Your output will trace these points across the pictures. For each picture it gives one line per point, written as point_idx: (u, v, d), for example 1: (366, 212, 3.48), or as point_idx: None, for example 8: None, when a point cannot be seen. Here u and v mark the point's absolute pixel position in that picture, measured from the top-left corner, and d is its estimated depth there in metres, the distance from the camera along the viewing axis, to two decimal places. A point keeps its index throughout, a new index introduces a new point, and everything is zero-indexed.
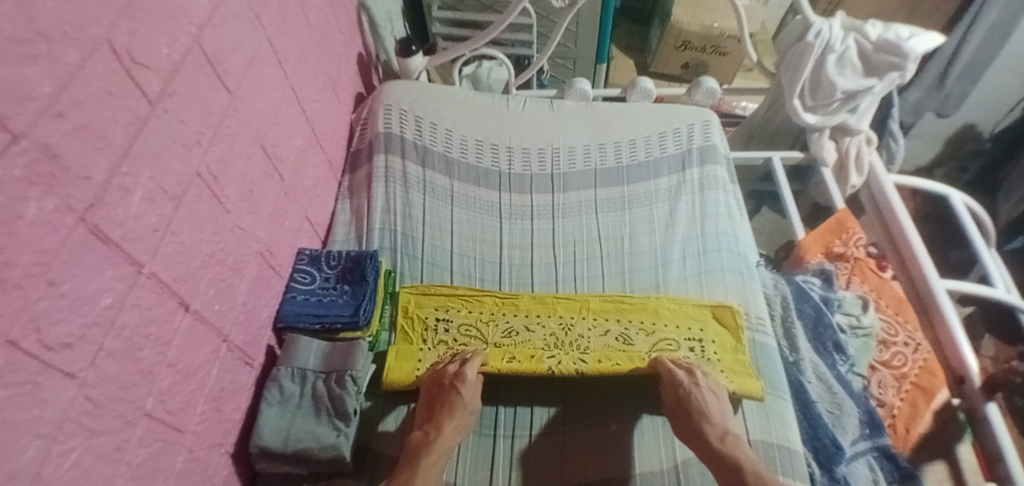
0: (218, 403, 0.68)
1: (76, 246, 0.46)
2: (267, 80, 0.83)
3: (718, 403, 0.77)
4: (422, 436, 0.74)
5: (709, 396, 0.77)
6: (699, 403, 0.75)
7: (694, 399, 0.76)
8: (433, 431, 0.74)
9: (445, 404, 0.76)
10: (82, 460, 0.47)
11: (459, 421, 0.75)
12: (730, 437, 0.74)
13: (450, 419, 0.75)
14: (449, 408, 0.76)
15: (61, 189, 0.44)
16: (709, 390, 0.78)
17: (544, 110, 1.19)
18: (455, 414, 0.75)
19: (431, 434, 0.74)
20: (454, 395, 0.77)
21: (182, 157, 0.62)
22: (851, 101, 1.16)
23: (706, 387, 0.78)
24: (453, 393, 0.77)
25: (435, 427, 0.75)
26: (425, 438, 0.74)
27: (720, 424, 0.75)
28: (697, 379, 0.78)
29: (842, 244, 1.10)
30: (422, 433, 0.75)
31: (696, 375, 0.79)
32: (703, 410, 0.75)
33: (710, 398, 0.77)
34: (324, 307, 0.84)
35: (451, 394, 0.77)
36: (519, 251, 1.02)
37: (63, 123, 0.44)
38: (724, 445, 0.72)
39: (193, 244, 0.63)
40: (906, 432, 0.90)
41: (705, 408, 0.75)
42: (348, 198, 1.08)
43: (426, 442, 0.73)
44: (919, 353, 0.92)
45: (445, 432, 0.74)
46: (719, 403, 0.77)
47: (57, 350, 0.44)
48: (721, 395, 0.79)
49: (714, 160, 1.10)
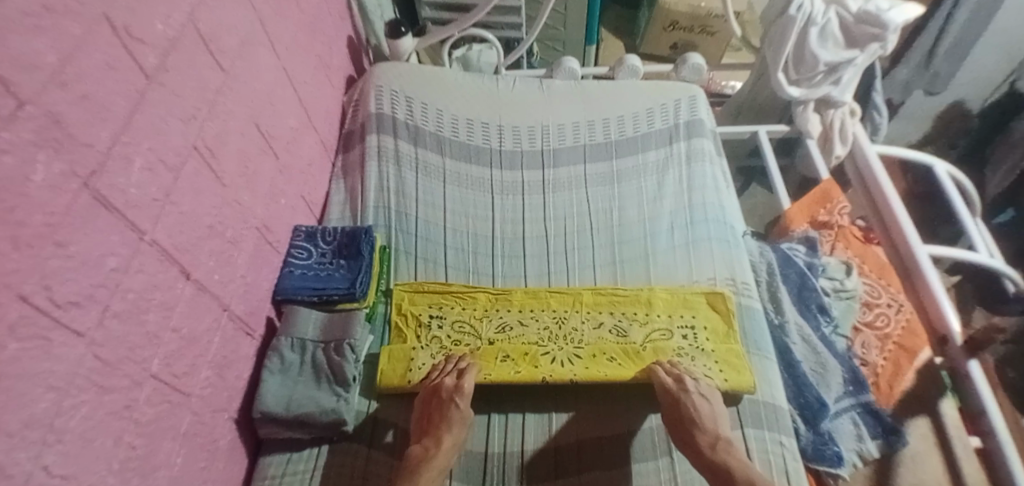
0: (221, 370, 0.71)
1: (82, 210, 0.48)
2: (260, 61, 0.84)
3: (709, 407, 0.76)
4: (421, 450, 0.72)
5: (701, 402, 0.75)
6: (690, 410, 0.74)
7: (684, 407, 0.74)
8: (433, 445, 0.72)
9: (443, 419, 0.75)
10: (93, 414, 0.49)
11: (458, 435, 0.74)
12: (721, 443, 0.72)
13: (448, 433, 0.73)
14: (447, 422, 0.74)
15: (66, 154, 0.46)
16: (698, 395, 0.76)
17: (533, 89, 1.20)
18: (453, 428, 0.74)
19: (430, 449, 0.72)
20: (452, 409, 0.75)
21: (179, 131, 0.63)
22: (834, 73, 1.18)
23: (694, 391, 0.76)
24: (452, 407, 0.75)
25: (433, 441, 0.73)
26: (425, 453, 0.72)
27: (711, 430, 0.73)
28: (685, 385, 0.76)
29: (827, 213, 1.13)
30: (422, 446, 0.73)
31: (684, 381, 0.77)
32: (694, 418, 0.74)
33: (700, 404, 0.75)
34: (321, 281, 0.87)
35: (450, 409, 0.75)
36: (512, 226, 1.04)
37: (67, 93, 0.46)
38: (715, 453, 0.71)
39: (193, 215, 0.65)
40: (889, 390, 0.92)
41: (695, 414, 0.74)
42: (341, 178, 1.10)
43: (424, 458, 0.71)
44: (901, 313, 0.96)
45: (444, 448, 0.72)
46: (710, 408, 0.76)
47: (66, 308, 0.46)
48: (713, 399, 0.77)
49: (700, 134, 1.12)
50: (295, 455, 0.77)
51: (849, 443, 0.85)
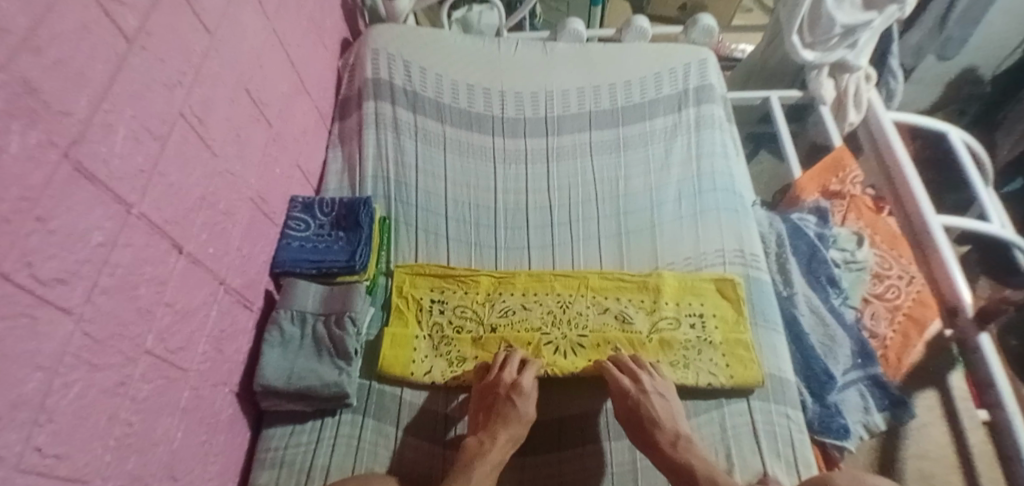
0: (219, 344, 0.70)
1: (62, 183, 0.45)
2: (248, 22, 0.80)
3: (667, 406, 0.74)
4: (476, 443, 0.70)
5: (659, 400, 0.73)
6: (649, 411, 0.72)
7: (644, 408, 0.72)
8: (488, 440, 0.70)
9: (500, 414, 0.73)
10: (85, 392, 0.48)
11: (515, 432, 0.71)
12: (682, 441, 0.70)
13: (505, 428, 0.71)
14: (504, 418, 0.72)
15: (43, 123, 0.43)
16: (656, 394, 0.74)
17: (536, 52, 1.16)
18: (510, 425, 0.72)
19: (485, 443, 0.70)
20: (510, 407, 0.73)
21: (163, 98, 0.60)
22: (850, 36, 1.13)
23: (653, 391, 0.74)
24: (509, 404, 0.73)
25: (488, 436, 0.70)
26: (479, 447, 0.69)
27: (671, 428, 0.71)
28: (643, 386, 0.74)
29: (839, 182, 1.10)
30: (477, 440, 0.71)
31: (642, 381, 0.75)
32: (654, 417, 0.72)
33: (659, 403, 0.73)
34: (319, 253, 0.85)
35: (507, 406, 0.73)
36: (514, 196, 1.01)
37: (40, 59, 0.43)
38: (676, 451, 0.69)
39: (182, 187, 0.63)
40: (898, 362, 0.91)
41: (654, 413, 0.72)
42: (339, 146, 1.07)
43: (479, 451, 0.69)
44: (911, 286, 0.93)
45: (500, 442, 0.70)
46: (667, 405, 0.74)
47: (51, 285, 0.44)
48: (670, 396, 0.75)
49: (711, 100, 1.08)
50: (298, 427, 0.77)
51: (855, 415, 0.85)
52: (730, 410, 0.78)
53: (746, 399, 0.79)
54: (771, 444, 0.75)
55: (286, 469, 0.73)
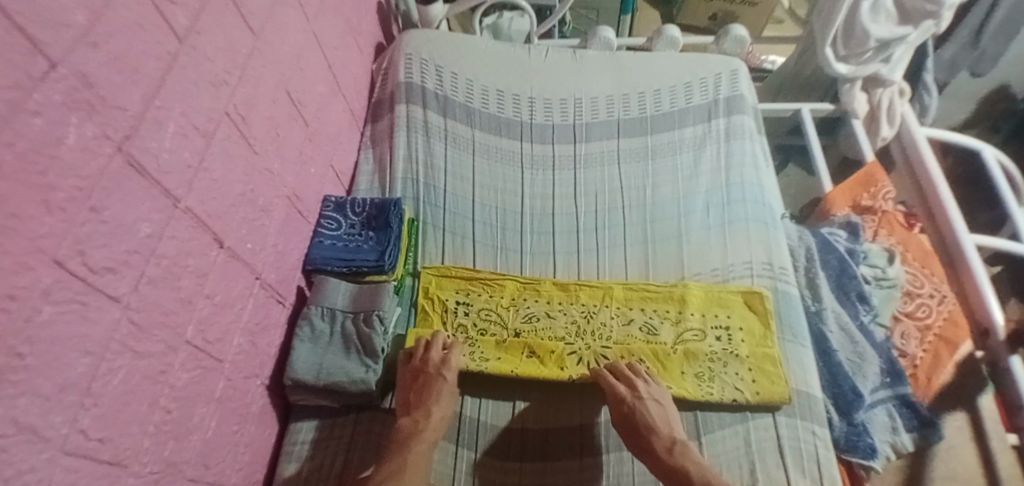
0: (253, 337, 0.72)
1: (115, 175, 0.47)
2: (288, 24, 0.82)
3: (663, 411, 0.74)
4: (411, 423, 0.72)
5: (653, 407, 0.73)
6: (644, 417, 0.72)
7: (638, 414, 0.72)
8: (422, 419, 0.72)
9: (430, 391, 0.75)
10: (129, 379, 0.50)
11: (445, 408, 0.74)
12: (677, 446, 0.70)
13: (437, 405, 0.74)
14: (435, 395, 0.75)
15: (98, 117, 0.45)
16: (651, 400, 0.74)
17: (566, 59, 1.16)
18: (441, 402, 0.75)
19: (420, 422, 0.72)
20: (439, 381, 0.75)
21: (210, 96, 0.62)
22: (885, 50, 1.11)
23: (648, 396, 0.74)
24: (439, 379, 0.75)
25: (423, 415, 0.73)
26: (414, 426, 0.72)
27: (667, 434, 0.72)
28: (639, 392, 0.74)
29: (870, 198, 1.08)
30: (411, 419, 0.73)
31: (637, 387, 0.75)
32: (649, 423, 0.72)
33: (654, 409, 0.73)
34: (350, 252, 0.87)
35: (437, 382, 0.75)
36: (541, 201, 1.02)
37: (97, 54, 0.45)
38: (672, 456, 0.69)
39: (224, 182, 0.65)
40: (927, 382, 0.89)
41: (650, 420, 0.72)
42: (370, 147, 1.09)
43: (415, 431, 0.71)
44: (943, 305, 0.91)
45: (434, 419, 0.73)
46: (663, 411, 0.74)
47: (102, 273, 0.46)
48: (664, 401, 0.75)
49: (741, 110, 1.07)
50: (326, 422, 0.78)
51: (883, 435, 0.83)
52: (756, 425, 0.77)
53: (772, 414, 0.78)
54: (797, 460, 0.74)
55: (315, 463, 0.74)
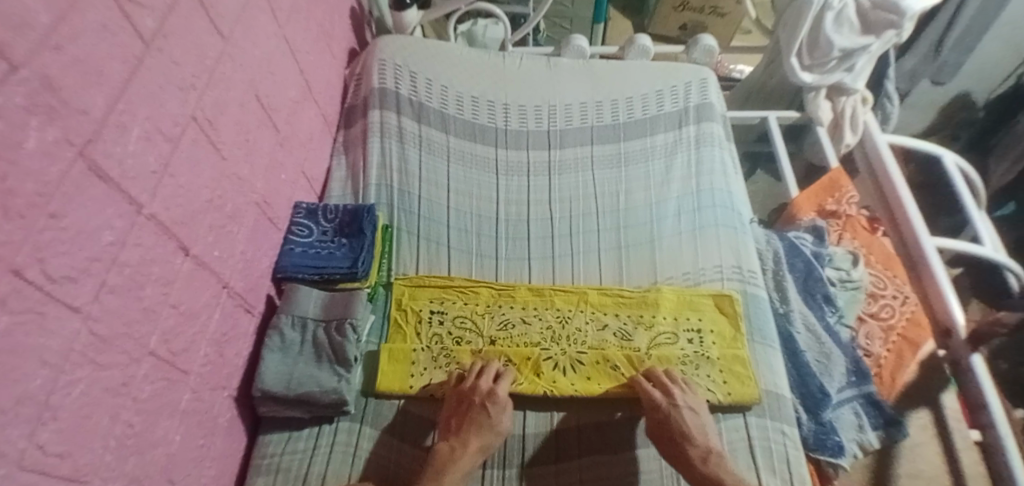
0: (220, 347, 0.70)
1: (77, 179, 0.46)
2: (260, 28, 0.81)
3: (698, 420, 0.74)
4: (448, 448, 0.72)
5: (690, 415, 0.74)
6: (680, 425, 0.73)
7: (674, 422, 0.73)
8: (459, 446, 0.72)
9: (472, 421, 0.74)
10: (89, 391, 0.48)
11: (485, 440, 0.73)
12: (712, 457, 0.71)
13: (476, 436, 0.73)
14: (477, 426, 0.73)
15: (60, 120, 0.44)
16: (687, 408, 0.74)
17: (541, 67, 1.17)
18: (482, 433, 0.73)
19: (457, 449, 0.71)
20: (484, 415, 0.74)
21: (177, 100, 0.61)
22: (848, 60, 1.15)
23: (685, 405, 0.74)
24: (483, 412, 0.74)
25: (460, 442, 0.72)
26: (451, 453, 0.71)
27: (702, 444, 0.72)
28: (675, 399, 0.75)
29: (835, 202, 1.12)
30: (448, 445, 0.72)
31: (674, 395, 0.75)
32: (685, 432, 0.72)
33: (690, 418, 0.74)
34: (322, 259, 0.86)
35: (479, 413, 0.74)
36: (516, 207, 1.02)
37: (61, 56, 0.44)
38: (707, 466, 0.70)
39: (190, 188, 0.63)
40: (892, 381, 0.92)
41: (686, 428, 0.72)
42: (343, 153, 1.08)
43: (449, 459, 0.71)
44: (906, 306, 0.96)
45: (472, 449, 0.72)
46: (699, 420, 0.75)
47: (60, 282, 0.44)
48: (701, 411, 0.76)
49: (710, 118, 1.10)
50: (294, 434, 0.76)
51: (849, 433, 0.86)
52: (728, 425, 0.79)
53: (743, 415, 0.79)
54: (768, 460, 0.75)
55: (282, 475, 0.73)
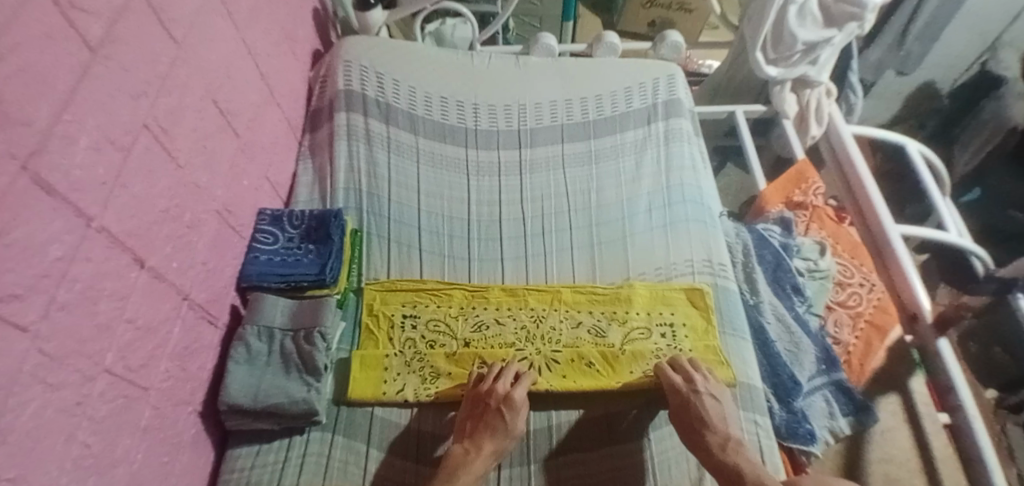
0: (182, 361, 0.68)
1: (22, 193, 0.43)
2: (217, 32, 0.79)
3: (719, 408, 0.75)
4: (462, 451, 0.72)
5: (710, 402, 0.74)
6: (700, 411, 0.73)
7: (694, 406, 0.73)
8: (473, 449, 0.71)
9: (487, 424, 0.73)
10: (41, 413, 0.46)
11: (499, 443, 0.73)
12: (731, 443, 0.72)
13: (491, 439, 0.72)
14: (491, 429, 0.73)
15: (2, 133, 0.41)
16: (709, 395, 0.75)
17: (510, 65, 1.17)
18: (498, 435, 0.73)
19: (470, 452, 0.71)
20: (498, 419, 0.73)
21: (128, 108, 0.59)
22: (812, 53, 1.17)
23: (705, 391, 0.75)
24: (498, 416, 0.74)
25: (474, 445, 0.72)
26: (464, 455, 0.71)
27: (722, 431, 0.73)
28: (695, 386, 0.75)
29: (802, 194, 1.13)
30: (462, 447, 0.72)
31: (694, 381, 0.76)
32: (705, 418, 0.73)
33: (710, 404, 0.74)
34: (289, 266, 0.84)
35: (495, 417, 0.74)
36: (487, 208, 1.01)
37: (2, 65, 0.41)
38: (725, 453, 0.71)
39: (145, 199, 0.61)
40: (860, 367, 0.95)
41: (706, 415, 0.73)
42: (309, 158, 1.06)
43: (463, 461, 0.70)
44: (872, 293, 0.98)
45: (484, 453, 0.71)
46: (720, 408, 0.75)
47: (7, 301, 0.41)
48: (721, 398, 0.76)
49: (679, 114, 1.11)
50: (264, 447, 0.74)
51: (821, 420, 0.88)
52: None
53: None
54: None
55: None
